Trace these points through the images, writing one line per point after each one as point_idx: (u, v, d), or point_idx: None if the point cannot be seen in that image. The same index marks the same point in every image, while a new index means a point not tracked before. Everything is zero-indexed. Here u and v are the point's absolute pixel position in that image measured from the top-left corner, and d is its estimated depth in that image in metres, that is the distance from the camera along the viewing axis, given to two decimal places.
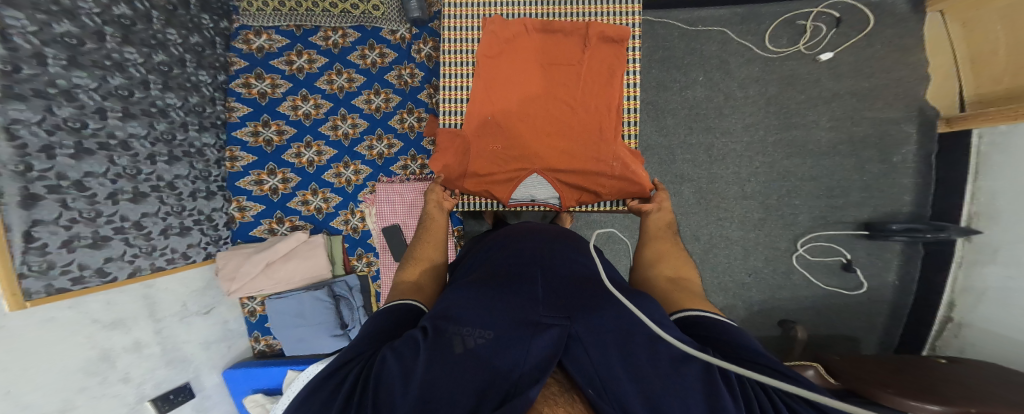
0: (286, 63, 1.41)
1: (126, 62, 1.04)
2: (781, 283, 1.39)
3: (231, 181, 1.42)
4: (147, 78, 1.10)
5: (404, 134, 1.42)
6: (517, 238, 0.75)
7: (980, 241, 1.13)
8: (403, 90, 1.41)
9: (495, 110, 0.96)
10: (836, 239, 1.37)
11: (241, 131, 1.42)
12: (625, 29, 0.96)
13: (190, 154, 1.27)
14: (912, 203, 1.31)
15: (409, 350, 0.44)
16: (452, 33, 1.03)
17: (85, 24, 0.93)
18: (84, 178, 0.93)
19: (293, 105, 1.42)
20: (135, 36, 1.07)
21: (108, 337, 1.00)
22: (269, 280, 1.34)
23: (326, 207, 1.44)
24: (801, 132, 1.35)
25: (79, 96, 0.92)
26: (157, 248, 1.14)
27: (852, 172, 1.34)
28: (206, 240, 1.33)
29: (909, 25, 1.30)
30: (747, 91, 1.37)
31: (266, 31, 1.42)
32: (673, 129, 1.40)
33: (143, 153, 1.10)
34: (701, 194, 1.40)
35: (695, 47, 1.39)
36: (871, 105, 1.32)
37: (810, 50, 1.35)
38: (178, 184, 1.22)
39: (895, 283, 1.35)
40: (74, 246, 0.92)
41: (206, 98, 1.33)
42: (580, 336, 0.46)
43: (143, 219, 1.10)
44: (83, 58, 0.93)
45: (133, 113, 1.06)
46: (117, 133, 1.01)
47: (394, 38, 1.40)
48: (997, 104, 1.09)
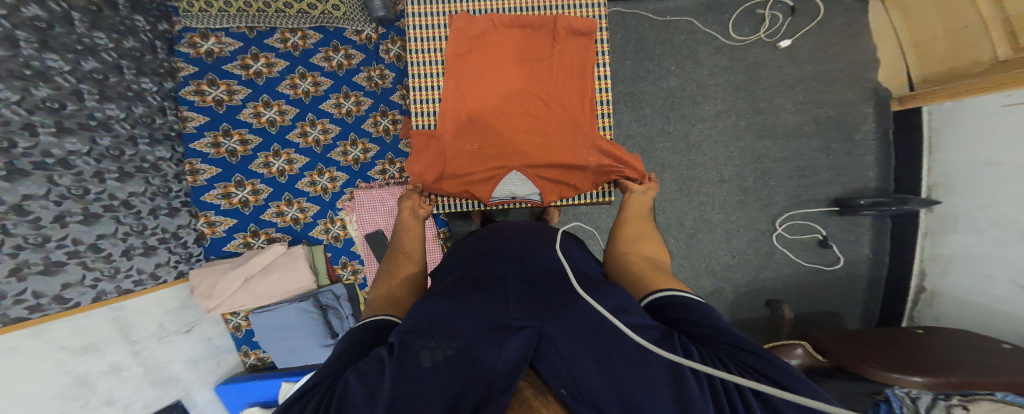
0: (242, 68, 1.32)
1: (52, 71, 0.95)
2: (765, 263, 1.42)
3: (196, 197, 1.33)
4: (79, 88, 1.01)
5: (378, 137, 1.40)
6: (488, 242, 0.73)
7: (941, 211, 1.19)
8: (374, 91, 1.39)
9: (470, 108, 0.95)
10: (811, 217, 1.42)
11: (201, 143, 1.32)
12: (592, 21, 0.97)
13: (145, 169, 1.19)
14: (876, 178, 1.38)
15: (373, 371, 0.41)
16: (418, 32, 1.03)
17: None
18: (24, 202, 0.87)
19: (253, 112, 1.33)
20: (57, 41, 0.96)
21: (81, 362, 0.95)
22: (252, 296, 1.27)
23: (303, 217, 1.39)
24: (769, 116, 1.41)
25: (2, 111, 0.83)
26: (120, 270, 1.08)
27: (820, 152, 1.40)
28: (176, 259, 1.26)
29: (856, 11, 1.39)
30: (717, 79, 1.42)
31: (214, 34, 1.31)
32: (650, 119, 1.43)
33: (88, 171, 1.02)
34: (682, 182, 1.43)
35: (665, 38, 1.43)
36: (831, 87, 1.39)
37: (771, 38, 1.41)
38: (134, 202, 1.14)
39: (869, 256, 1.40)
40: (24, 275, 0.86)
41: (155, 107, 1.23)
42: (552, 336, 0.45)
43: (99, 241, 1.04)
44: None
45: (68, 128, 0.98)
46: (53, 151, 0.94)
47: (359, 38, 1.37)
48: (942, 83, 1.17)
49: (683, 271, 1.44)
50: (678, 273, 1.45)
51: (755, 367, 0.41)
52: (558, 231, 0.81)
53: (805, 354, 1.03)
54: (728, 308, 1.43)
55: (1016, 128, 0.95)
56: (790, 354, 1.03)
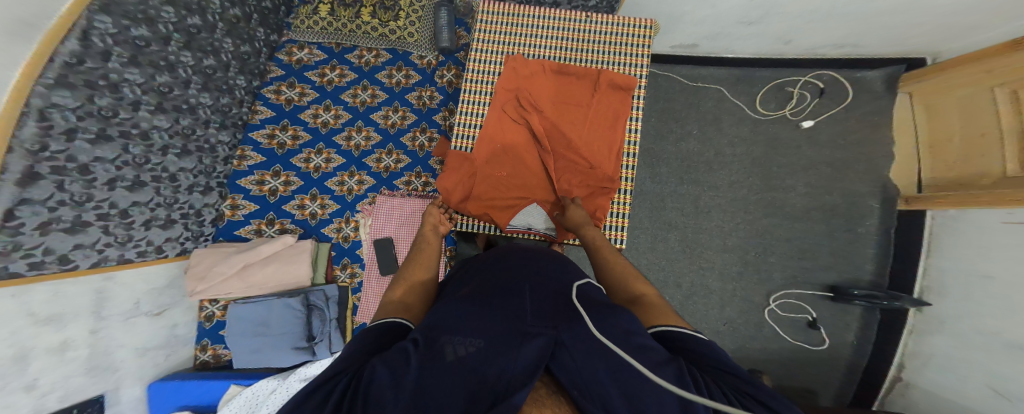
0: (319, 76, 1.41)
1: (179, 63, 1.04)
2: (752, 335, 1.41)
3: (233, 179, 1.35)
4: (191, 79, 1.09)
5: (413, 151, 1.36)
6: (505, 255, 0.77)
7: (930, 312, 1.24)
8: (420, 109, 1.37)
9: (506, 140, 0.98)
10: (805, 298, 1.42)
11: (258, 133, 1.37)
12: (631, 78, 0.98)
13: (201, 149, 1.19)
14: (873, 271, 1.38)
15: (399, 361, 0.46)
16: (477, 64, 1.04)
17: (159, 30, 0.96)
18: (91, 163, 0.88)
19: (314, 113, 1.39)
20: (196, 42, 1.08)
21: (35, 335, 0.84)
22: (245, 279, 1.23)
23: (320, 213, 1.35)
24: (778, 195, 1.43)
25: (123, 90, 0.91)
26: (133, 239, 1.05)
27: (822, 238, 1.41)
28: (185, 235, 1.22)
29: (881, 103, 1.40)
30: (735, 149, 1.44)
31: (309, 46, 1.42)
32: (664, 178, 1.45)
33: (159, 144, 1.04)
34: (685, 243, 1.43)
35: (693, 102, 1.47)
36: (843, 176, 1.41)
37: (796, 116, 1.44)
38: (179, 177, 1.14)
39: (853, 342, 1.40)
40: (49, 230, 0.83)
41: (237, 100, 1.28)
42: (566, 343, 0.49)
43: (132, 208, 1.02)
44: (144, 57, 0.94)
45: (165, 108, 1.03)
46: (140, 124, 0.97)
47: (421, 62, 1.39)
48: (952, 187, 1.18)
49: None
50: None
51: (744, 389, 0.44)
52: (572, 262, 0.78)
53: None
54: None
55: (1015, 247, 0.99)
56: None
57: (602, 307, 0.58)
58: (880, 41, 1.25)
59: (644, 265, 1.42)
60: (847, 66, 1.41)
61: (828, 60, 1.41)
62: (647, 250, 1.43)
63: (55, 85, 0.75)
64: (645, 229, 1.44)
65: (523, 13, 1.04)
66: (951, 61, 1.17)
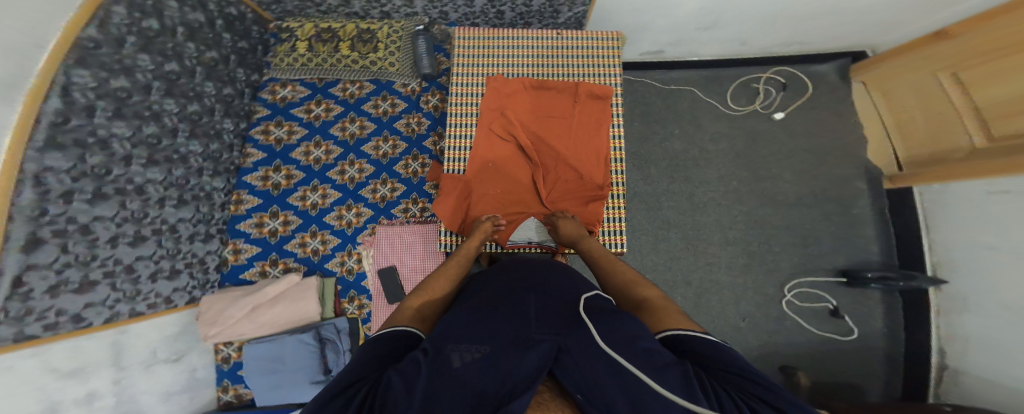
0: (304, 112, 1.39)
1: (164, 112, 1.06)
2: (776, 329, 1.37)
3: (232, 223, 1.32)
4: (177, 126, 1.11)
5: (407, 178, 1.32)
6: (509, 270, 0.76)
7: (950, 290, 1.22)
8: (411, 137, 1.35)
9: (497, 157, 1.03)
10: (820, 285, 1.40)
11: (252, 176, 1.35)
12: (607, 88, 1.05)
13: (199, 197, 1.21)
14: (879, 252, 1.39)
15: (410, 370, 0.44)
16: (460, 89, 1.10)
17: (138, 80, 0.97)
18: (92, 223, 0.90)
19: (305, 151, 1.36)
20: (178, 89, 1.10)
21: (59, 389, 0.86)
22: (256, 318, 1.21)
23: (321, 248, 1.31)
24: (768, 184, 1.46)
25: (113, 145, 0.93)
26: (141, 293, 1.05)
27: (820, 222, 1.42)
28: (190, 285, 1.20)
29: (839, 90, 1.50)
30: (718, 144, 1.50)
31: (292, 83, 1.41)
32: (656, 178, 1.47)
33: (155, 197, 1.06)
34: (687, 240, 1.42)
35: (670, 104, 1.54)
36: (823, 161, 1.46)
37: (766, 109, 1.52)
38: (180, 228, 1.15)
39: (884, 329, 1.36)
40: (59, 292, 0.84)
41: (227, 145, 1.29)
42: (569, 348, 0.47)
43: (137, 262, 1.03)
44: (128, 109, 0.96)
45: (156, 160, 1.05)
46: (134, 179, 1.00)
47: (406, 90, 1.38)
48: (929, 163, 1.24)
49: None
50: None
51: (753, 391, 0.43)
52: (569, 268, 0.78)
53: None
54: None
55: (1002, 214, 1.03)
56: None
57: (606, 315, 0.56)
58: (824, 38, 1.37)
59: (651, 265, 1.40)
60: (801, 62, 1.51)
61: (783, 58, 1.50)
62: (651, 250, 1.41)
63: (44, 147, 0.77)
64: (645, 230, 1.42)
65: (495, 36, 1.13)
66: (893, 50, 1.31)
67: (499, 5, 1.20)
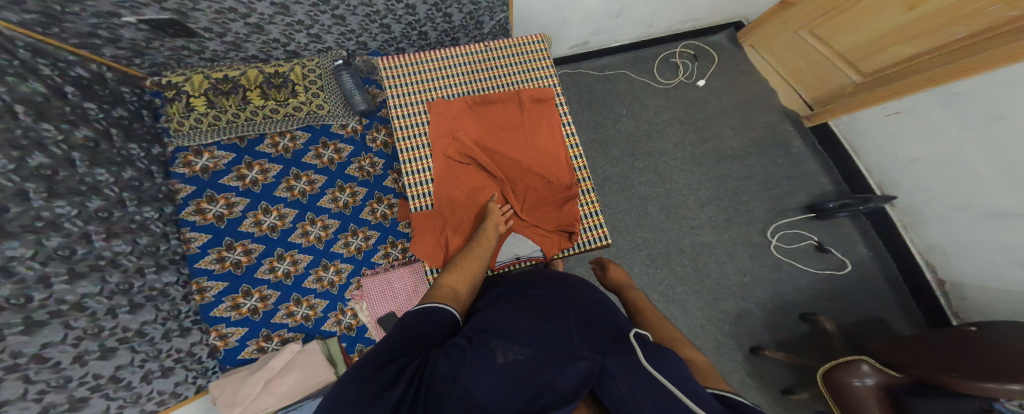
0: (238, 179, 1.07)
1: (60, 217, 0.78)
2: (777, 276, 1.38)
3: (203, 313, 1.02)
4: (87, 230, 0.83)
5: (378, 223, 1.13)
6: (542, 277, 0.71)
7: (904, 206, 1.33)
8: (367, 180, 1.14)
9: (461, 185, 0.98)
10: (798, 224, 1.45)
11: (204, 261, 1.03)
12: (547, 90, 1.06)
13: (154, 296, 0.94)
14: (829, 181, 1.51)
15: (456, 354, 0.47)
16: (401, 120, 1.02)
17: (2, 185, 0.68)
18: (43, 350, 0.70)
19: (256, 221, 1.07)
20: (61, 186, 0.80)
21: None
22: (274, 395, 0.95)
23: (313, 312, 1.07)
24: (717, 142, 1.52)
25: (17, 269, 0.68)
26: (142, 394, 0.88)
27: (772, 167, 1.50)
28: (189, 376, 0.98)
29: (736, 54, 1.66)
30: (662, 116, 1.55)
31: (209, 148, 1.07)
32: (620, 159, 1.48)
33: (102, 310, 0.83)
34: (667, 210, 1.42)
35: (610, 89, 1.57)
36: (752, 115, 1.57)
37: (689, 79, 1.61)
38: (150, 329, 0.92)
39: (870, 255, 1.43)
40: None
41: (157, 235, 0.99)
42: (611, 371, 0.43)
43: (118, 371, 0.84)
44: (12, 225, 0.69)
45: (82, 271, 0.80)
46: (66, 298, 0.76)
47: (346, 131, 1.15)
48: (832, 101, 1.44)
49: (699, 295, 1.34)
50: (698, 301, 1.34)
51: None
52: (586, 284, 0.69)
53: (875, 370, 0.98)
54: (765, 328, 1.33)
55: (908, 130, 1.22)
56: (862, 374, 0.98)
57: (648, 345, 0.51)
58: (708, 11, 1.51)
59: (642, 243, 1.38)
60: (700, 35, 1.65)
61: (683, 34, 1.62)
62: (638, 228, 1.39)
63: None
64: (626, 210, 1.41)
65: (423, 59, 1.06)
66: (762, 16, 1.53)
67: (417, 26, 1.09)
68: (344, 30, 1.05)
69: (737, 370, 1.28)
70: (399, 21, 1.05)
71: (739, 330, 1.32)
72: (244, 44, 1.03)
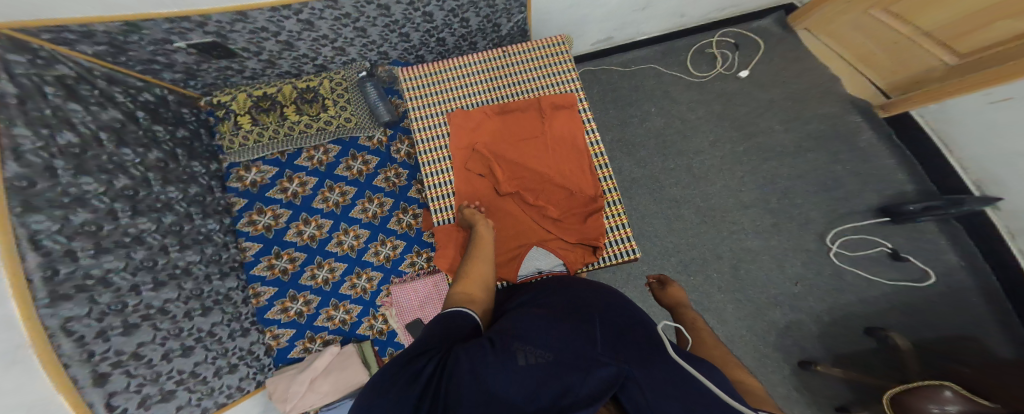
0: (281, 191, 1.18)
1: (143, 232, 0.90)
2: (836, 287, 1.23)
3: (260, 314, 1.13)
4: (166, 243, 0.95)
5: (404, 233, 1.16)
6: (564, 285, 0.69)
7: (1009, 207, 1.10)
8: (394, 191, 1.19)
9: (483, 194, 0.99)
10: (866, 227, 1.28)
11: (258, 268, 1.15)
12: (570, 96, 1.03)
13: (220, 300, 1.04)
14: (909, 180, 1.30)
15: (478, 350, 0.45)
16: (424, 133, 1.05)
17: (95, 207, 0.81)
18: (139, 348, 0.81)
19: (296, 231, 1.16)
20: (143, 204, 0.93)
21: None
22: (318, 394, 1.01)
23: (349, 317, 1.13)
24: (763, 137, 1.38)
25: (114, 279, 0.80)
26: (217, 387, 0.96)
27: (833, 164, 1.34)
28: (251, 372, 1.06)
29: (789, 40, 1.48)
30: (697, 112, 1.42)
31: (256, 163, 1.19)
32: (649, 160, 1.38)
33: (181, 313, 0.93)
34: (702, 214, 1.31)
35: (637, 84, 1.46)
36: (807, 105, 1.40)
37: (730, 70, 1.45)
38: (218, 330, 1.01)
39: (963, 264, 1.22)
40: (148, 405, 0.80)
41: (221, 244, 1.10)
42: (637, 376, 0.40)
43: (198, 367, 0.93)
44: (105, 241, 0.81)
45: (162, 280, 0.91)
46: (153, 304, 0.87)
47: (373, 143, 1.21)
48: (914, 87, 1.25)
49: (741, 305, 1.24)
50: (737, 309, 1.23)
51: None
52: (607, 289, 0.67)
53: (960, 398, 0.85)
54: (820, 343, 1.18)
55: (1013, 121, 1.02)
56: (941, 399, 0.85)
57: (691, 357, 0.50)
58: None
59: (674, 248, 1.29)
60: (743, 20, 1.49)
61: (722, 21, 1.47)
62: (669, 232, 1.30)
63: (55, 300, 0.68)
64: (655, 214, 1.32)
65: (444, 67, 1.09)
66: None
67: (436, 32, 1.11)
68: (366, 41, 1.09)
69: (782, 383, 1.16)
70: (418, 29, 1.08)
71: (788, 342, 1.19)
72: (278, 60, 1.11)
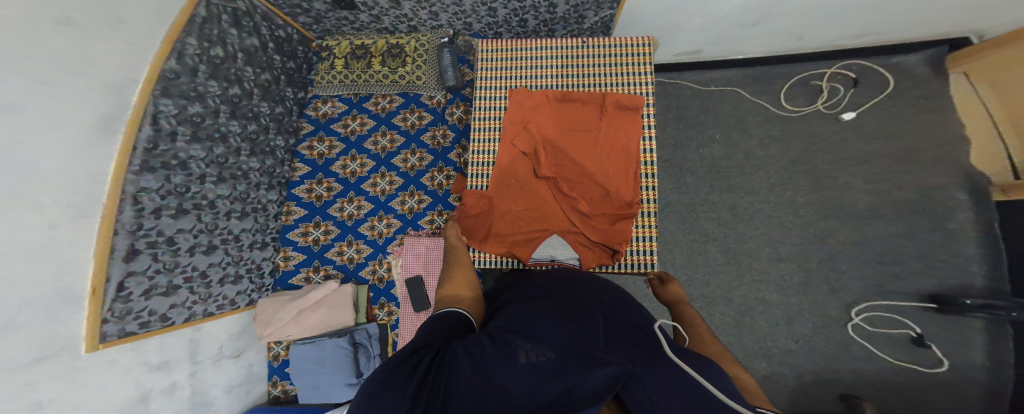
0: (343, 127, 1.31)
1: (229, 133, 1.06)
2: (839, 353, 1.17)
3: (284, 232, 1.27)
4: (240, 146, 1.09)
5: (433, 190, 1.23)
6: (572, 280, 0.72)
7: None
8: (436, 149, 1.25)
9: (519, 172, 0.96)
10: (900, 309, 1.16)
11: (299, 189, 1.29)
12: (639, 98, 0.95)
13: (256, 209, 1.17)
14: (984, 275, 1.12)
15: (478, 351, 0.49)
16: (483, 103, 1.04)
17: (209, 105, 0.99)
18: (176, 235, 0.92)
19: (343, 164, 1.29)
20: (240, 110, 1.09)
21: (150, 379, 0.85)
22: (304, 323, 1.13)
23: (357, 257, 1.24)
24: (836, 194, 1.24)
25: (191, 165, 0.95)
26: (213, 295, 1.03)
27: (904, 238, 1.19)
28: (250, 288, 1.15)
29: (931, 86, 1.23)
30: (768, 150, 1.29)
31: (332, 99, 1.33)
32: (693, 187, 1.31)
33: (223, 211, 1.06)
34: (729, 255, 1.26)
35: (709, 107, 1.34)
36: (911, 168, 1.21)
37: (831, 110, 1.28)
38: (243, 236, 1.12)
39: (987, 364, 1.10)
40: (151, 294, 0.87)
41: (279, 160, 1.24)
42: (639, 376, 0.43)
43: (209, 269, 1.02)
44: (201, 132, 0.97)
45: (224, 177, 1.05)
46: (208, 195, 1.01)
47: (432, 102, 1.28)
48: None
49: (731, 349, 1.21)
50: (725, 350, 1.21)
51: None
52: (613, 285, 0.72)
53: None
54: (789, 398, 1.16)
55: None
56: None
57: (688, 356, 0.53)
58: (906, 26, 1.12)
59: (685, 280, 1.26)
60: (879, 53, 1.26)
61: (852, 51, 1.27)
62: (686, 263, 1.27)
63: (140, 170, 0.83)
64: (679, 242, 1.28)
65: (520, 46, 1.05)
66: (1000, 38, 1.04)
67: (521, 13, 1.09)
68: (457, 10, 1.10)
69: None
70: (506, 7, 1.06)
71: None
72: (382, 17, 1.18)
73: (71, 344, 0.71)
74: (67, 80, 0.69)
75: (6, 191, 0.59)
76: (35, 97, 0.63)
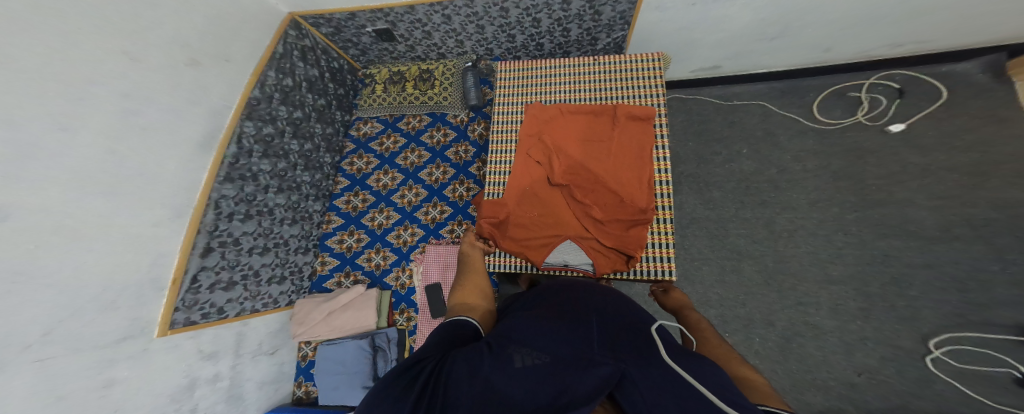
0: (380, 145, 1.43)
1: (290, 151, 1.20)
2: (915, 390, 0.99)
3: (323, 239, 1.36)
4: (297, 162, 1.23)
5: (454, 202, 1.30)
6: (572, 288, 0.70)
7: None
8: (459, 163, 1.33)
9: (533, 180, 0.98)
10: (996, 346, 0.98)
11: (340, 200, 1.40)
12: (651, 108, 0.97)
13: (304, 218, 1.27)
14: None
15: (473, 355, 0.47)
16: (501, 117, 1.11)
17: (279, 126, 1.14)
18: (241, 237, 1.03)
19: (377, 178, 1.39)
20: (301, 130, 1.24)
21: (200, 367, 0.92)
22: (332, 325, 1.18)
23: (383, 263, 1.29)
24: (893, 209, 1.13)
25: (260, 178, 1.09)
26: (260, 293, 1.12)
27: (988, 262, 1.03)
28: (291, 289, 1.24)
29: (996, 94, 1.13)
30: (804, 164, 1.22)
31: (371, 120, 1.47)
32: (721, 202, 1.25)
33: (280, 218, 1.17)
34: (768, 275, 1.16)
35: (734, 121, 1.32)
36: (983, 182, 1.08)
37: (875, 121, 1.21)
38: (292, 242, 1.22)
39: None
40: (215, 288, 0.97)
41: (325, 175, 1.37)
42: (634, 377, 0.41)
43: (261, 268, 1.12)
44: (271, 150, 1.12)
45: (283, 188, 1.18)
46: (268, 204, 1.12)
47: (457, 120, 1.38)
48: None
49: (777, 380, 1.07)
50: (771, 383, 1.07)
51: None
52: (616, 293, 0.70)
53: None
54: None
55: None
56: None
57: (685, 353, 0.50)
58: (947, 34, 1.07)
59: (719, 301, 1.16)
60: (924, 62, 1.19)
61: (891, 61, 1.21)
62: (716, 283, 1.18)
63: (224, 180, 0.97)
64: (709, 260, 1.20)
65: (536, 66, 1.13)
66: None
67: (538, 38, 1.20)
68: (481, 37, 1.23)
69: None
70: (524, 32, 1.17)
71: None
72: (416, 47, 1.34)
73: (147, 327, 0.82)
74: (184, 106, 0.87)
75: (111, 192, 0.73)
76: (163, 123, 0.82)
